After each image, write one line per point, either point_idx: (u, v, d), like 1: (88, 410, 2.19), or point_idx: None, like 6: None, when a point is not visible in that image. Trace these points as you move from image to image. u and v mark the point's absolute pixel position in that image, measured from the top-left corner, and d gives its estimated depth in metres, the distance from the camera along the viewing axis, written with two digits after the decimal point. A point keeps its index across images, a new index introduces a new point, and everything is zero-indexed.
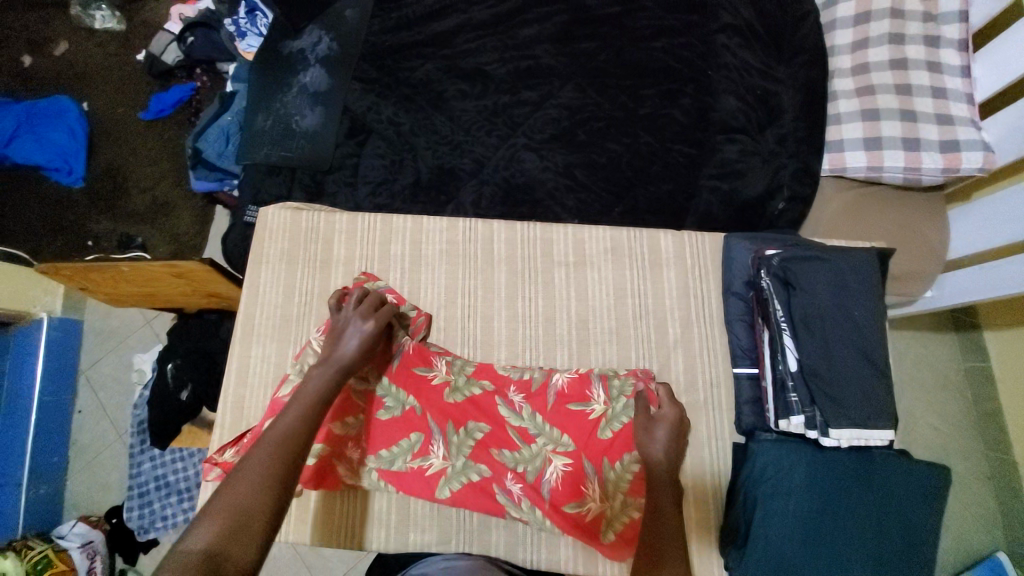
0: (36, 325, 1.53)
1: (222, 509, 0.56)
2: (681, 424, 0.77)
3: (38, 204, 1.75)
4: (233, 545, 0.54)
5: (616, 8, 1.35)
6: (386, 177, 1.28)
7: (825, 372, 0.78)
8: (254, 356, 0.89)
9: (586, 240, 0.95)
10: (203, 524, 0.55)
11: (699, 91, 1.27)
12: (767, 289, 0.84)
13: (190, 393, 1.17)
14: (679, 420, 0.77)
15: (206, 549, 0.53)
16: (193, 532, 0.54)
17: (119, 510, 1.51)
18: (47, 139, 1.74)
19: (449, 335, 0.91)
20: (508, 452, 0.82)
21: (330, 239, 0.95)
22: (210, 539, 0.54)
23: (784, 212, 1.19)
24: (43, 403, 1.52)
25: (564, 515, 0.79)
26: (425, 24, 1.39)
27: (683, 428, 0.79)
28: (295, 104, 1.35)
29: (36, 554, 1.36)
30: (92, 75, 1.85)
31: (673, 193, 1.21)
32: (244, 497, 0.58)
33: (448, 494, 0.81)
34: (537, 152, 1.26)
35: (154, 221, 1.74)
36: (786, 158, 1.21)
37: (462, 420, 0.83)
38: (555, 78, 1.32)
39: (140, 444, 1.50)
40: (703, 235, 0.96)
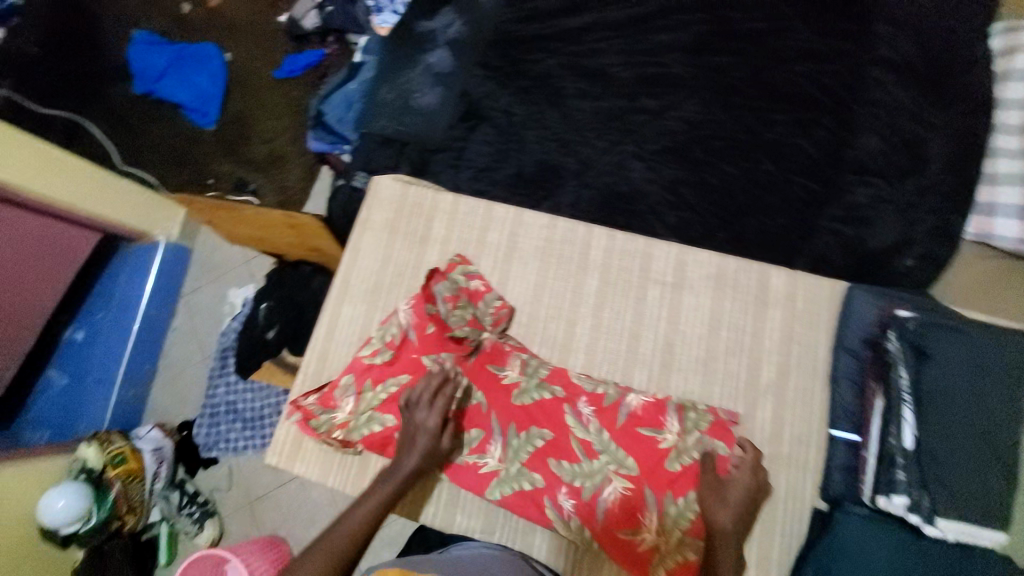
0: (155, 245, 1.71)
1: None
2: (754, 494, 0.74)
3: (173, 138, 1.94)
4: None
5: (760, 25, 1.28)
6: (490, 165, 1.29)
7: (943, 451, 0.70)
8: (343, 315, 0.94)
9: (689, 263, 0.90)
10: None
11: (837, 125, 1.18)
12: (892, 352, 0.76)
13: (276, 334, 1.26)
14: (751, 492, 0.74)
15: None
16: None
17: (190, 425, 1.67)
18: (192, 82, 1.93)
19: (528, 331, 0.90)
20: (567, 463, 0.80)
21: (432, 216, 0.97)
22: None
23: (911, 271, 1.07)
24: (147, 316, 1.70)
25: (613, 537, 0.77)
26: (557, 18, 1.39)
27: (760, 495, 0.75)
28: (418, 81, 1.39)
29: (115, 449, 1.48)
30: (238, 29, 2.01)
31: (787, 229, 1.12)
32: None
33: (498, 497, 0.80)
34: (645, 163, 1.22)
35: (269, 171, 1.88)
36: (925, 212, 1.09)
37: (525, 424, 0.83)
38: (679, 89, 1.26)
39: (221, 369, 1.65)
40: (821, 280, 0.88)
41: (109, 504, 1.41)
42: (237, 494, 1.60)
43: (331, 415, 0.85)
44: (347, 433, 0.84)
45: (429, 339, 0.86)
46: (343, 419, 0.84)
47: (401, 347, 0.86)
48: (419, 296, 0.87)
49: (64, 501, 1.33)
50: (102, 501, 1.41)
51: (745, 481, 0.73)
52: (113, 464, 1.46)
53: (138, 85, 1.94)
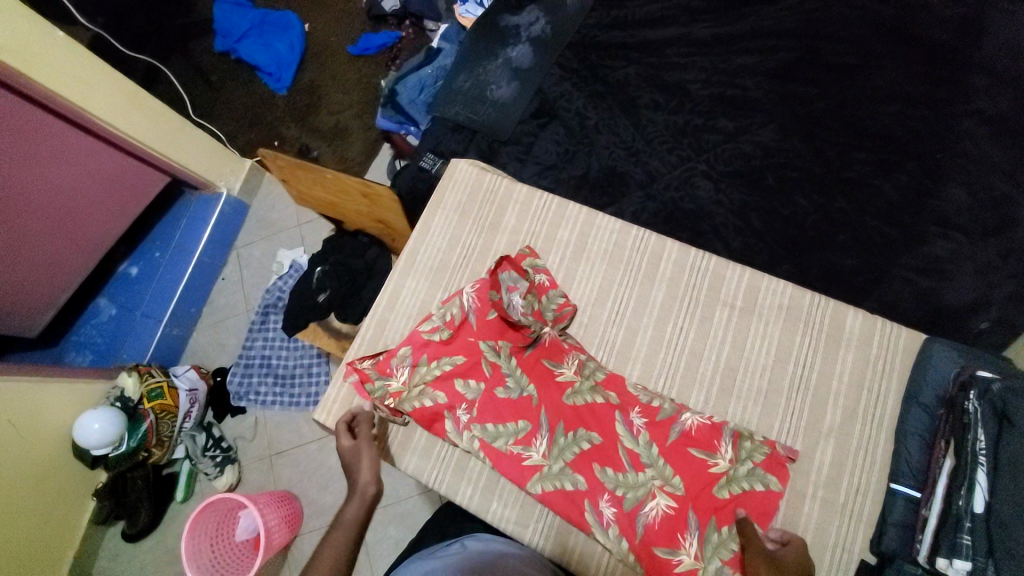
0: (216, 196, 1.75)
1: None
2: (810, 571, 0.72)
3: (245, 98, 2.00)
4: None
5: (849, 61, 1.25)
6: (557, 164, 1.29)
7: (1017, 523, 0.65)
8: (407, 288, 1.00)
9: (761, 290, 0.91)
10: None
11: (921, 171, 1.14)
12: (972, 413, 0.74)
13: (326, 298, 1.29)
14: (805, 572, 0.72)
15: None
16: None
17: (224, 371, 1.72)
18: (271, 46, 1.99)
19: (588, 332, 0.94)
20: (611, 471, 0.82)
21: (505, 206, 1.02)
22: None
23: (984, 334, 1.02)
24: (200, 262, 1.75)
25: (650, 554, 0.76)
26: (641, 28, 1.38)
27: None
28: (496, 74, 1.40)
29: (153, 382, 1.53)
30: (321, 2, 2.07)
31: (855, 270, 1.09)
32: None
33: (539, 491, 0.82)
34: (714, 183, 1.21)
35: (332, 141, 1.92)
36: (1006, 275, 1.04)
37: (572, 424, 0.85)
38: (758, 114, 1.24)
39: (259, 322, 1.72)
40: (898, 328, 0.86)
41: (140, 435, 1.46)
42: (260, 446, 1.64)
43: (385, 381, 0.88)
44: (399, 403, 0.87)
45: (488, 324, 0.89)
46: (397, 388, 0.88)
47: (459, 328, 0.90)
48: (485, 281, 0.91)
49: (99, 424, 1.37)
50: (134, 430, 1.46)
51: (796, 568, 0.71)
52: (148, 397, 1.51)
53: (218, 43, 2.00)
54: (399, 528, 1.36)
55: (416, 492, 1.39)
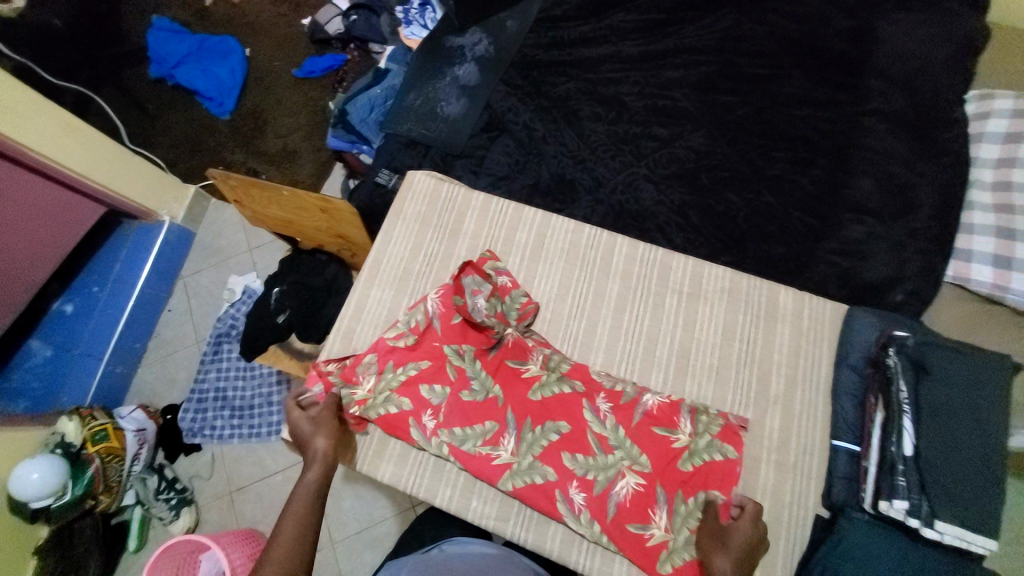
0: (158, 224, 1.70)
1: None
2: (755, 542, 0.77)
3: (185, 124, 1.95)
4: None
5: (762, 71, 1.38)
6: (509, 174, 1.35)
7: (939, 459, 0.74)
8: (372, 296, 1.01)
9: (704, 276, 0.99)
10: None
11: (831, 166, 1.28)
12: (893, 367, 0.83)
13: (286, 318, 1.27)
14: (752, 541, 0.77)
15: None
16: None
17: (175, 408, 1.64)
18: (211, 72, 1.96)
19: (552, 328, 0.98)
20: (582, 457, 0.86)
21: (464, 213, 1.06)
22: None
23: (901, 305, 1.15)
24: (143, 294, 1.67)
25: (624, 531, 0.82)
26: (576, 47, 1.47)
27: (758, 549, 0.78)
28: (444, 91, 1.45)
29: (97, 425, 1.44)
30: (260, 27, 2.06)
31: (785, 257, 1.21)
32: None
33: (511, 487, 0.85)
34: (656, 185, 1.29)
35: (280, 163, 1.90)
36: (913, 252, 1.18)
37: (540, 418, 0.89)
38: (689, 122, 1.35)
39: (213, 354, 1.67)
40: (825, 301, 0.96)
41: (86, 481, 1.36)
42: (218, 483, 1.56)
43: (351, 389, 0.91)
44: (364, 410, 0.90)
45: (453, 329, 0.94)
46: (362, 396, 0.90)
47: (424, 333, 0.94)
48: (449, 286, 0.95)
49: (38, 474, 1.27)
50: (78, 477, 1.36)
51: (749, 532, 0.77)
52: (93, 440, 1.41)
53: (154, 70, 1.95)
54: (376, 551, 1.33)
55: (390, 513, 1.37)
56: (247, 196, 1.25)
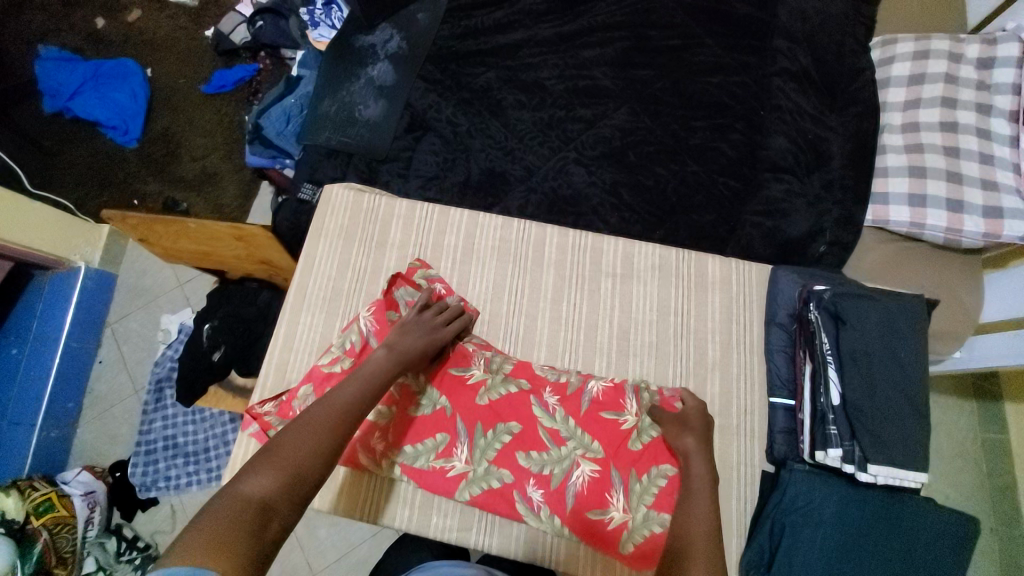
0: (73, 272, 1.58)
1: (278, 466, 0.64)
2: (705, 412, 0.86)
3: (89, 158, 1.80)
4: (286, 494, 0.62)
5: (675, 42, 1.39)
6: (437, 174, 1.31)
7: (865, 405, 0.80)
8: (302, 323, 0.98)
9: (634, 255, 1.02)
10: (260, 474, 0.62)
11: (750, 129, 1.31)
12: (815, 321, 0.87)
13: (222, 355, 1.24)
14: (702, 407, 0.87)
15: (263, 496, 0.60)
16: (260, 478, 0.62)
17: (123, 464, 1.54)
18: (110, 98, 1.81)
19: (492, 329, 0.98)
20: (536, 453, 0.87)
21: (389, 222, 1.04)
22: (268, 488, 0.61)
23: (824, 255, 1.21)
24: (67, 348, 1.56)
25: (584, 520, 0.83)
26: (492, 35, 1.43)
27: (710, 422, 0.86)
28: (361, 94, 1.38)
29: (39, 496, 1.35)
30: (159, 44, 1.92)
31: (715, 224, 1.24)
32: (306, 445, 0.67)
33: (468, 497, 0.86)
34: (586, 167, 1.29)
35: (201, 189, 1.80)
36: (831, 203, 1.24)
37: (491, 422, 0.89)
38: (611, 100, 1.35)
39: (155, 401, 1.56)
40: (750, 264, 1.00)
41: (35, 558, 1.27)
42: None
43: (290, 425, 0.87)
44: None
45: None
46: None
47: (361, 354, 0.91)
48: (381, 302, 0.94)
49: None
50: (25, 556, 1.26)
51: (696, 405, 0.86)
52: (37, 513, 1.32)
53: (47, 103, 1.79)
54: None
55: (367, 534, 1.34)
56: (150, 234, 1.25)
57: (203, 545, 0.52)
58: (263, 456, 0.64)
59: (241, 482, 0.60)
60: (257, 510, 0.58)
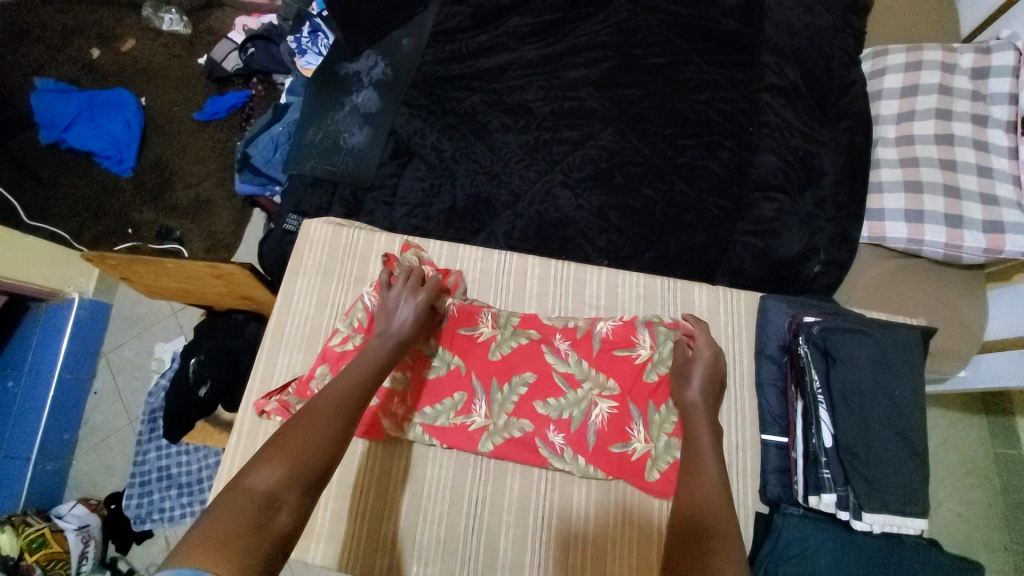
0: (67, 304, 1.56)
1: (283, 459, 0.64)
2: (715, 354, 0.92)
3: (83, 187, 1.81)
4: (291, 488, 0.62)
5: (661, 60, 1.37)
6: (423, 201, 1.29)
7: (857, 448, 0.82)
8: (280, 362, 1.02)
9: (619, 285, 1.07)
10: (265, 467, 0.63)
11: (738, 146, 1.29)
12: (805, 356, 0.89)
13: (208, 390, 1.26)
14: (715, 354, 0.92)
15: (269, 488, 0.61)
16: (263, 467, 0.62)
17: (119, 495, 1.51)
18: (103, 128, 1.81)
19: (482, 287, 1.08)
20: (554, 398, 0.97)
21: (367, 257, 1.08)
22: (274, 480, 0.62)
23: (819, 275, 1.19)
24: (62, 381, 1.54)
25: (608, 453, 0.93)
26: (476, 58, 1.41)
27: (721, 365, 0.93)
28: (345, 122, 1.37)
29: (32, 531, 1.34)
30: (153, 73, 1.93)
31: (706, 244, 1.22)
32: (312, 439, 0.68)
33: (491, 448, 0.94)
34: (573, 190, 1.27)
35: (195, 216, 1.79)
36: (825, 220, 1.21)
37: (506, 375, 0.98)
38: (597, 120, 1.33)
39: (149, 431, 1.53)
40: (737, 294, 1.04)
41: None
42: None
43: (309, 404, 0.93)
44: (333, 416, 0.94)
45: None
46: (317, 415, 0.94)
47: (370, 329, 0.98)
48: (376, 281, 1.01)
49: None
50: None
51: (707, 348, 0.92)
52: (31, 549, 1.32)
53: (43, 134, 1.80)
54: None
55: None
56: (133, 271, 1.33)
57: (213, 533, 0.54)
58: (268, 448, 0.65)
59: (247, 474, 0.61)
60: (263, 501, 0.59)
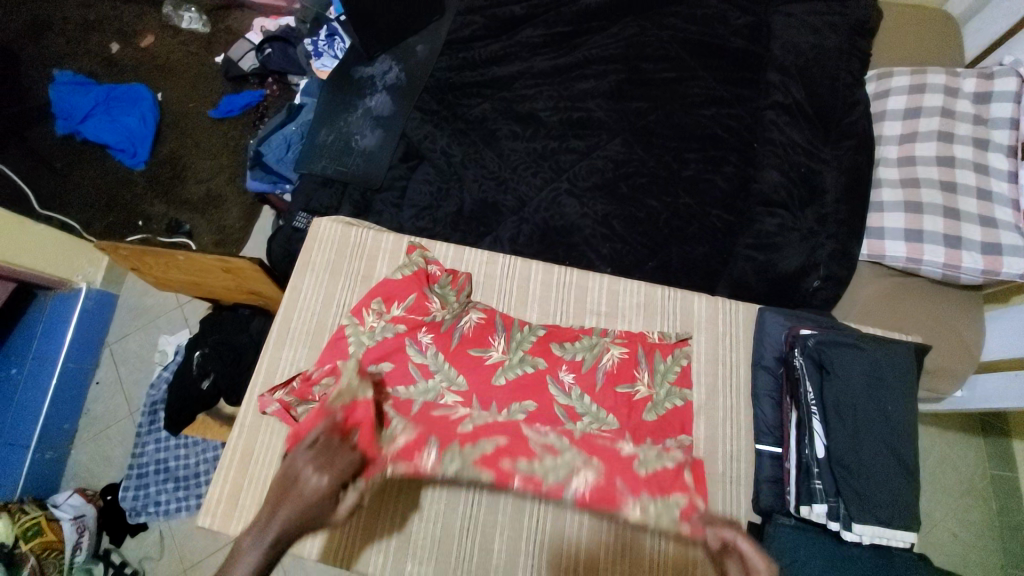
0: (75, 293, 1.58)
1: None
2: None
3: (97, 179, 1.84)
4: None
5: (671, 74, 1.40)
6: (431, 204, 1.31)
7: (848, 461, 0.83)
8: (284, 357, 1.03)
9: (620, 292, 1.08)
10: None
11: (743, 162, 1.31)
12: (800, 368, 0.91)
13: (210, 384, 1.30)
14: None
15: None
16: None
17: (115, 487, 1.52)
18: (119, 122, 1.84)
19: (486, 290, 1.09)
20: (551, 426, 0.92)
21: (374, 257, 1.11)
22: None
23: (818, 290, 1.21)
24: (65, 368, 1.56)
25: None
26: (489, 67, 1.44)
27: None
28: (358, 124, 1.40)
29: (28, 519, 1.34)
30: (170, 70, 1.97)
31: (708, 256, 1.24)
32: None
33: None
34: (578, 199, 1.29)
35: (204, 211, 1.82)
36: (826, 237, 1.23)
37: (470, 438, 0.86)
38: (604, 132, 1.35)
39: (149, 424, 1.53)
40: (737, 305, 1.06)
41: None
42: (171, 562, 1.48)
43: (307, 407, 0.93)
44: None
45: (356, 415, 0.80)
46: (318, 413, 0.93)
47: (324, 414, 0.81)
48: (382, 284, 1.02)
49: None
50: None
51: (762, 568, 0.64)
52: (26, 537, 1.32)
53: (60, 126, 1.84)
54: None
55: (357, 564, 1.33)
56: (143, 263, 1.37)
57: None
58: None
59: None
60: None
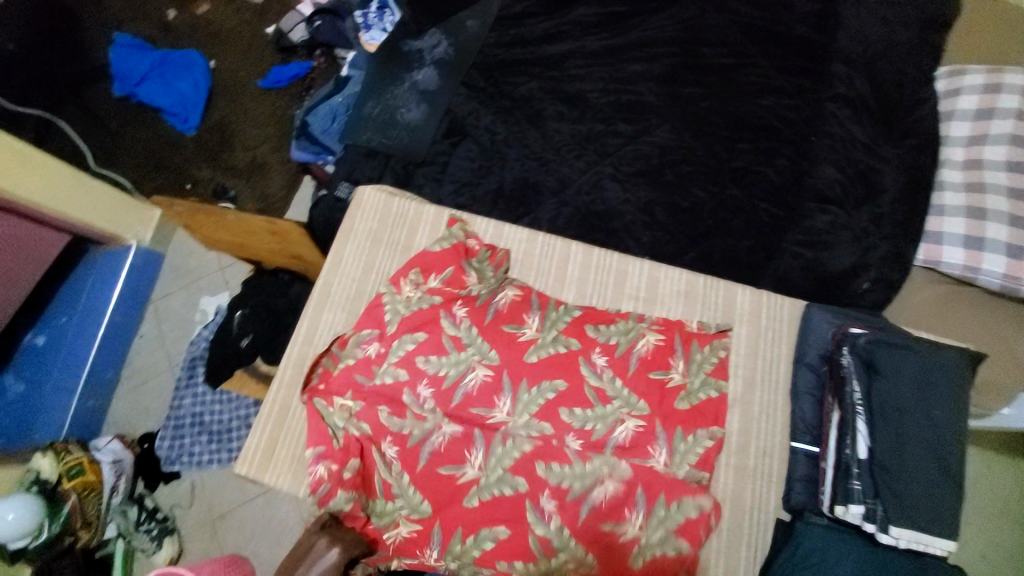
0: (126, 249, 1.65)
1: None
2: None
3: (150, 141, 1.91)
4: None
5: (728, 60, 1.35)
6: (472, 180, 1.31)
7: (890, 462, 0.81)
8: (324, 320, 1.06)
9: (660, 279, 1.07)
10: None
11: (798, 155, 1.26)
12: (847, 366, 0.89)
13: (249, 342, 1.35)
14: None
15: None
16: None
17: (151, 437, 1.60)
18: (173, 86, 1.90)
19: (524, 269, 1.09)
20: (580, 409, 0.92)
21: (416, 228, 1.12)
22: None
23: (868, 292, 1.16)
24: (113, 321, 1.64)
25: (598, 530, 0.87)
26: (540, 45, 1.42)
27: None
28: (403, 97, 1.39)
29: (71, 459, 1.41)
30: (223, 38, 2.02)
31: (752, 250, 1.20)
32: None
33: (477, 503, 0.89)
34: (621, 184, 1.27)
35: (249, 178, 1.87)
36: (879, 238, 1.18)
37: (473, 530, 0.89)
38: (654, 116, 1.32)
39: (188, 378, 1.60)
40: (782, 301, 1.03)
41: (63, 517, 1.34)
42: (199, 511, 1.55)
43: None
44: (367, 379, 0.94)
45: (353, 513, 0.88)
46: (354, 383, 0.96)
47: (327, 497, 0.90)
48: (422, 255, 1.03)
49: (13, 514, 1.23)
50: (55, 515, 1.33)
51: None
52: (68, 476, 1.39)
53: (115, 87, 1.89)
54: None
55: None
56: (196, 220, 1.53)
57: None
58: None
59: None
60: None
